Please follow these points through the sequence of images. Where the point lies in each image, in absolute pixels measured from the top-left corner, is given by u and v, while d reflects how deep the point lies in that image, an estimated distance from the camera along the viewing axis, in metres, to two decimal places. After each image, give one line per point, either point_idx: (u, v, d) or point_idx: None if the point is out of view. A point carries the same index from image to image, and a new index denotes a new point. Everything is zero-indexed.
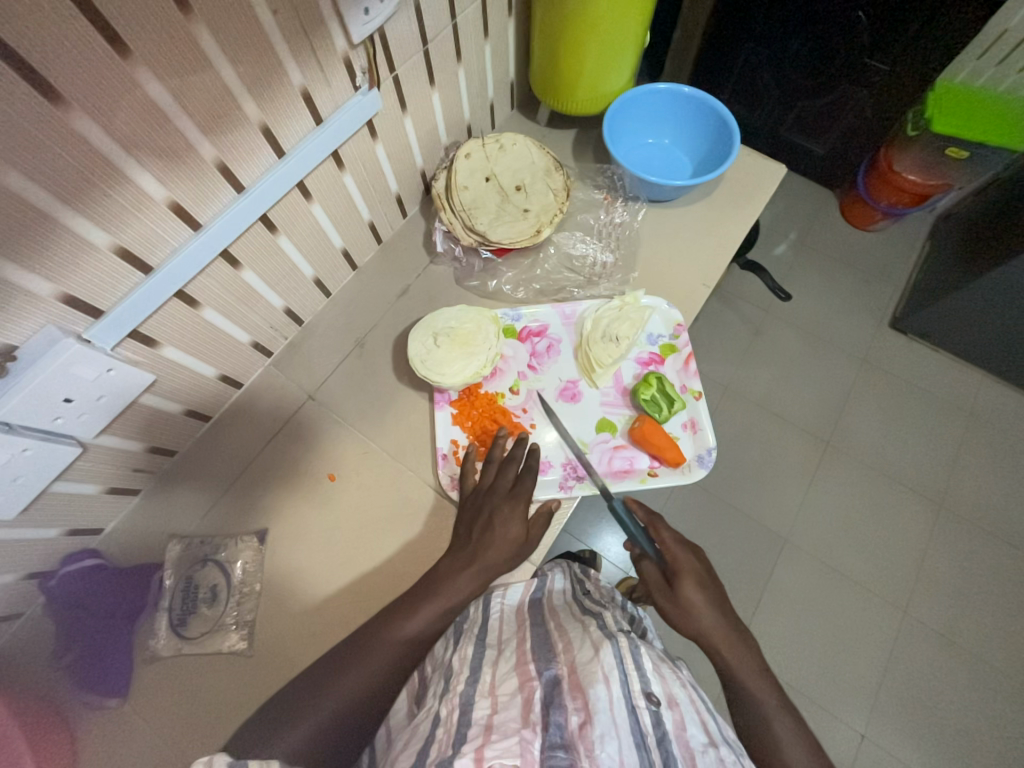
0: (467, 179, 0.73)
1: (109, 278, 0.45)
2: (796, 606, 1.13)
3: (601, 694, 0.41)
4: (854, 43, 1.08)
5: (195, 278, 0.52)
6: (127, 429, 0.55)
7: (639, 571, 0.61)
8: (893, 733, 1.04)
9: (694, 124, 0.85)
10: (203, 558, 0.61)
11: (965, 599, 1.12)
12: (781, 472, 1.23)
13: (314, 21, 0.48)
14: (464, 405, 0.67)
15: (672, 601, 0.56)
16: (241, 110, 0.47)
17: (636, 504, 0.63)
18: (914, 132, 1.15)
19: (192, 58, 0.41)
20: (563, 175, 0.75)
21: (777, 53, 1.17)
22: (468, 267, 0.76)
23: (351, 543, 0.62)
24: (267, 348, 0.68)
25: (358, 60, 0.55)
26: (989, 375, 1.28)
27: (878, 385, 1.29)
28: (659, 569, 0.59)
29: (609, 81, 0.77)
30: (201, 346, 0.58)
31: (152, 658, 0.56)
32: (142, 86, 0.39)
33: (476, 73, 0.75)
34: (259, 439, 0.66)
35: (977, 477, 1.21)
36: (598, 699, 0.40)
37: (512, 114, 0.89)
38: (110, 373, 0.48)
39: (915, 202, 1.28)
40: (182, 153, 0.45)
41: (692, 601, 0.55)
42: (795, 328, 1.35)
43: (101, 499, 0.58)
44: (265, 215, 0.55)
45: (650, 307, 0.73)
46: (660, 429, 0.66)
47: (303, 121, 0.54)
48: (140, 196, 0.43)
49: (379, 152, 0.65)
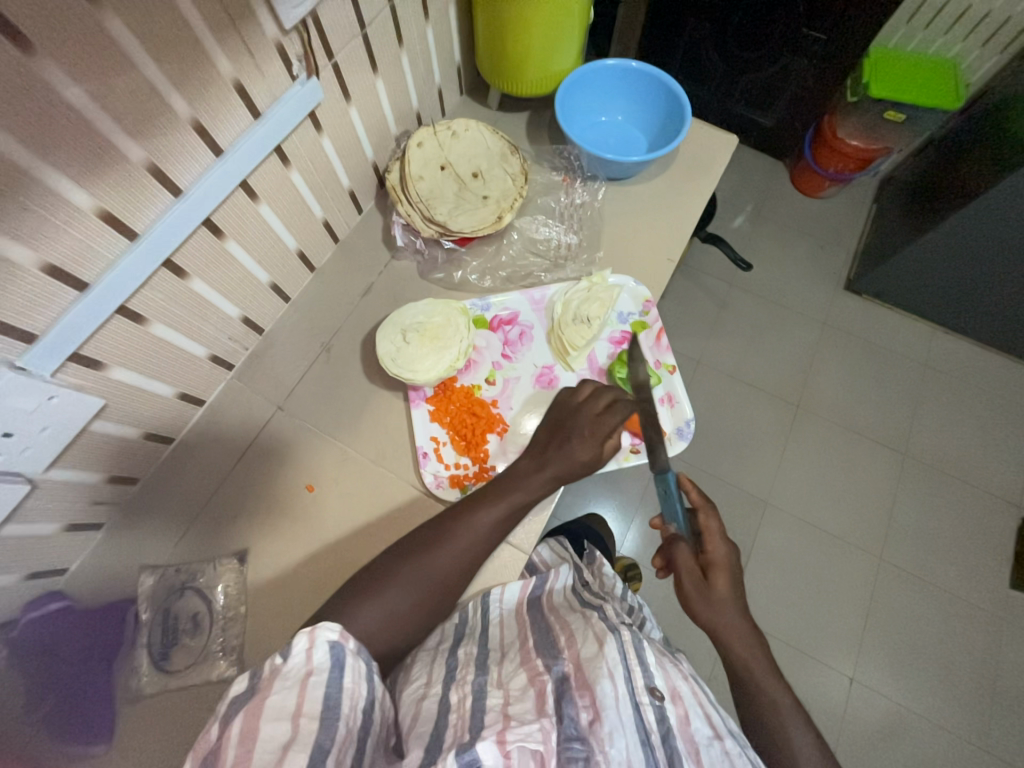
0: (422, 169, 0.71)
1: (40, 299, 0.41)
2: (781, 565, 1.17)
3: (608, 689, 0.43)
4: (791, 12, 1.10)
5: (137, 292, 0.48)
6: (81, 460, 0.52)
7: (670, 550, 0.60)
8: (877, 672, 1.10)
9: (645, 99, 0.85)
10: (180, 587, 0.58)
11: (932, 539, 1.19)
12: (756, 437, 1.26)
13: (239, 5, 0.45)
14: (441, 400, 0.66)
15: (703, 594, 0.56)
16: (169, 107, 0.44)
17: (690, 485, 0.62)
18: (854, 98, 1.21)
19: (106, 49, 0.38)
20: (520, 158, 0.74)
21: (720, 25, 1.18)
22: (432, 259, 0.74)
23: (337, 553, 0.60)
24: (227, 361, 0.65)
25: (292, 48, 0.52)
26: (938, 326, 1.35)
27: (840, 346, 1.34)
28: (693, 555, 0.59)
29: (558, 59, 0.76)
30: (153, 364, 0.54)
31: (137, 697, 0.53)
32: (51, 83, 0.36)
33: (421, 57, 0.72)
34: (228, 457, 0.63)
35: (935, 423, 1.28)
36: (605, 695, 0.42)
37: (462, 99, 0.87)
38: (53, 401, 0.45)
39: (859, 167, 1.32)
40: (107, 156, 0.41)
41: (723, 596, 0.56)
42: (759, 297, 1.39)
43: (61, 538, 0.54)
44: (208, 219, 0.52)
45: (618, 286, 0.72)
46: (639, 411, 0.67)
47: (240, 116, 0.50)
48: (63, 207, 0.40)
49: (325, 145, 0.62)
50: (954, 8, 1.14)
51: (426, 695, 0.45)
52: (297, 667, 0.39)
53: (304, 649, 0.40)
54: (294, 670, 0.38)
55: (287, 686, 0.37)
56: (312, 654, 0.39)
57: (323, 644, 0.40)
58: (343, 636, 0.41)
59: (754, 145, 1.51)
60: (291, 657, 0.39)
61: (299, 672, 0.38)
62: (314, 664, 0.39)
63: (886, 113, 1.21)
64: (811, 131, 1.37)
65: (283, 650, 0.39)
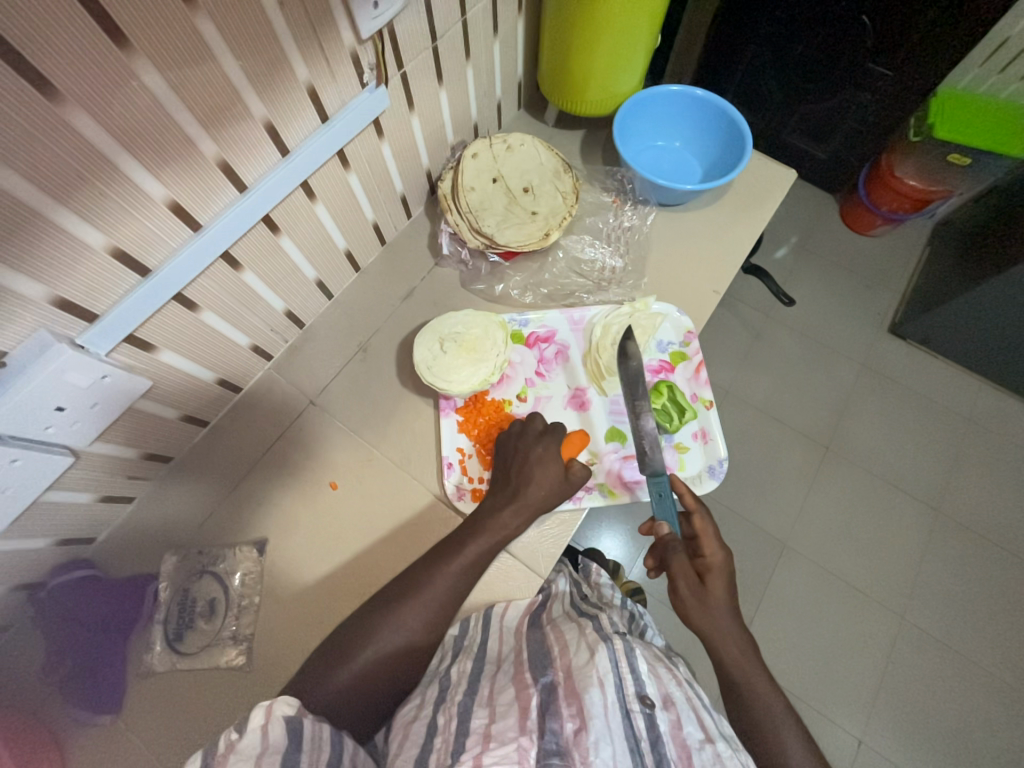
0: (473, 180, 0.71)
1: (105, 281, 0.43)
2: (795, 613, 1.12)
3: (596, 699, 0.41)
4: (858, 49, 1.07)
5: (194, 281, 0.50)
6: (122, 437, 0.53)
7: (668, 559, 0.57)
8: (890, 740, 1.04)
9: (704, 128, 0.84)
10: (200, 570, 0.59)
11: (961, 605, 1.12)
12: (781, 477, 1.22)
13: (322, 15, 0.46)
14: (470, 412, 0.66)
15: (701, 601, 0.54)
16: (244, 106, 0.45)
17: (682, 486, 0.59)
18: (916, 138, 1.19)
19: (195, 50, 0.39)
20: (572, 177, 0.73)
21: (782, 56, 1.16)
22: (475, 270, 0.75)
23: (353, 554, 0.60)
24: (267, 351, 0.66)
25: (365, 57, 0.53)
26: (987, 382, 1.29)
27: (878, 391, 1.29)
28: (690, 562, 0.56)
29: (621, 82, 0.76)
30: (200, 350, 0.56)
31: (147, 673, 0.54)
32: (142, 79, 0.37)
33: (485, 71, 0.73)
34: (258, 447, 0.65)
35: (974, 482, 1.21)
36: (593, 705, 0.40)
37: (518, 113, 0.88)
38: (105, 380, 0.46)
39: (916, 207, 1.29)
40: (183, 150, 0.43)
41: (721, 600, 0.54)
42: (796, 332, 1.35)
43: (94, 508, 0.56)
44: (267, 215, 0.53)
45: (660, 314, 0.71)
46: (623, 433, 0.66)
47: (308, 119, 0.52)
48: (137, 195, 0.41)
49: (385, 151, 0.63)
50: None
51: (417, 717, 0.45)
52: (251, 747, 0.37)
53: (259, 725, 0.38)
54: (250, 747, 0.37)
55: (241, 762, 0.36)
56: (267, 729, 0.38)
57: (279, 718, 0.39)
58: (300, 709, 0.40)
59: (806, 178, 1.47)
60: (248, 732, 0.38)
61: (254, 749, 0.36)
62: (270, 739, 0.37)
63: (949, 155, 1.18)
64: (868, 168, 1.33)
65: (239, 724, 0.38)
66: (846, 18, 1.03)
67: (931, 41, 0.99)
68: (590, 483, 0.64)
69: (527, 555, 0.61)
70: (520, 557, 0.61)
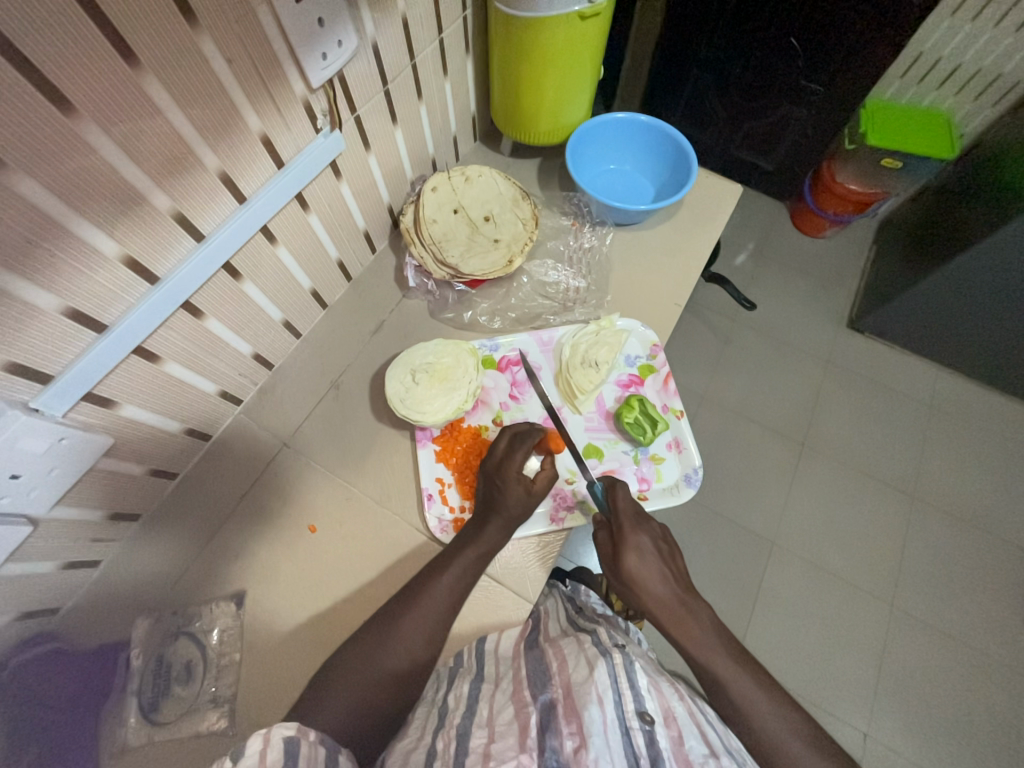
0: (435, 213, 0.73)
1: (59, 341, 0.42)
2: (788, 609, 1.13)
3: (595, 716, 0.40)
4: (790, 68, 1.15)
5: (154, 333, 0.49)
6: (86, 497, 0.51)
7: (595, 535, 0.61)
8: (894, 728, 1.05)
9: (652, 150, 0.88)
10: (175, 632, 0.56)
11: (944, 585, 1.16)
12: (762, 475, 1.25)
13: (270, 68, 0.48)
14: (447, 441, 0.66)
15: (616, 571, 0.58)
16: (198, 158, 0.45)
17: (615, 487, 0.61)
18: (852, 145, 1.28)
19: (142, 107, 0.39)
20: (530, 204, 0.76)
21: (721, 77, 1.23)
22: (443, 300, 0.76)
23: (337, 595, 0.59)
24: (236, 396, 0.65)
25: (318, 104, 0.54)
26: (942, 367, 1.36)
27: (843, 384, 1.34)
28: (609, 538, 0.59)
29: (570, 112, 0.80)
30: (165, 402, 0.55)
31: (121, 750, 0.50)
32: (88, 139, 0.37)
33: (439, 108, 0.75)
34: (232, 496, 0.63)
35: (942, 464, 1.26)
36: (593, 722, 0.40)
37: (475, 145, 0.91)
38: (64, 441, 0.45)
39: (858, 210, 1.35)
40: (135, 205, 0.43)
41: (638, 572, 0.56)
42: (761, 334, 1.40)
43: (57, 577, 0.53)
44: (227, 262, 0.53)
45: (626, 329, 0.73)
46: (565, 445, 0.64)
47: (264, 167, 0.52)
48: (90, 254, 0.41)
49: (344, 190, 0.65)
50: (944, 66, 1.20)
51: (415, 748, 0.43)
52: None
53: (256, 752, 0.36)
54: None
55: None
56: (265, 755, 0.36)
57: (278, 741, 0.37)
58: (300, 730, 0.39)
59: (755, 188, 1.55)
60: (244, 759, 0.36)
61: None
62: (267, 764, 0.36)
63: (883, 160, 1.27)
64: (810, 177, 1.41)
65: (234, 750, 0.36)
66: (775, 41, 1.11)
67: (852, 59, 1.08)
68: (572, 502, 0.65)
69: (515, 581, 0.60)
70: (507, 584, 0.60)
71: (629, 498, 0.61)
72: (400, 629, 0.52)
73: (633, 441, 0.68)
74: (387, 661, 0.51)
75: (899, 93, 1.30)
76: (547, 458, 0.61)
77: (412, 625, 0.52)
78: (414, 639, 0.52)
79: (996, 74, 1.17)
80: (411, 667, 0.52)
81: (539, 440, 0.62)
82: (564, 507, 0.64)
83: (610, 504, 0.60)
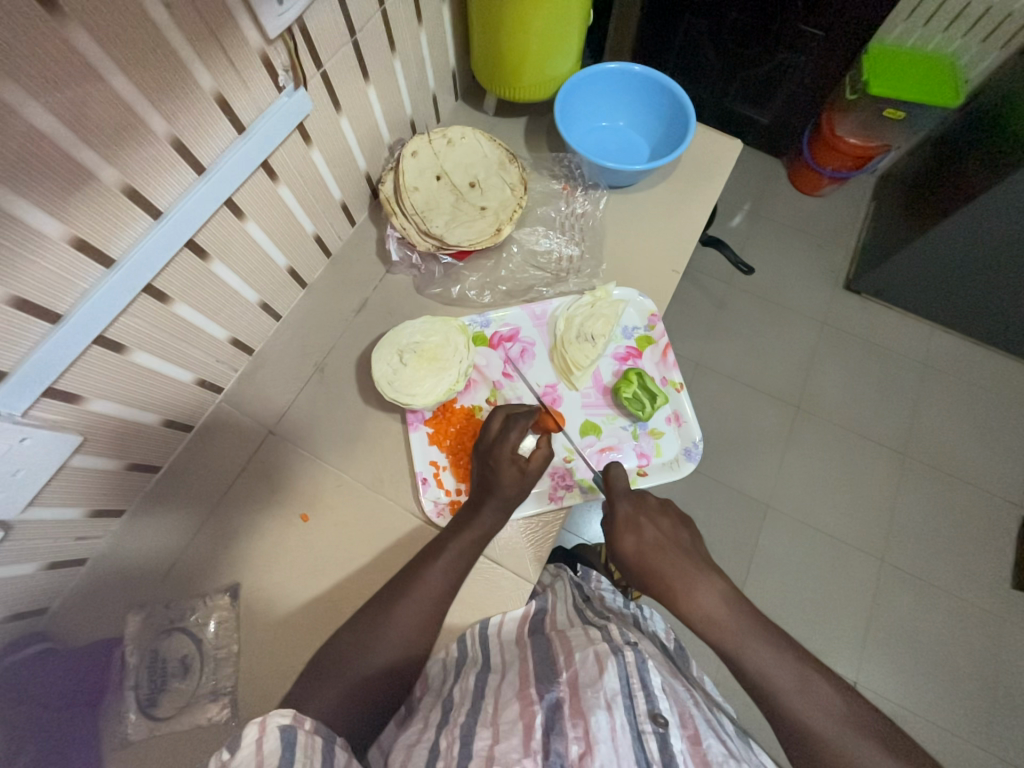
0: (416, 180, 0.68)
1: (8, 334, 0.38)
2: (783, 570, 1.15)
3: (602, 721, 0.39)
4: (790, 10, 1.07)
5: (115, 321, 0.46)
6: (60, 497, 0.49)
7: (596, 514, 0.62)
8: (883, 676, 1.09)
9: (647, 104, 0.82)
10: (168, 627, 0.55)
11: (935, 542, 1.18)
12: (757, 441, 1.25)
13: (219, 15, 0.42)
14: (440, 423, 0.64)
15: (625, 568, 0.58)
16: (145, 125, 0.41)
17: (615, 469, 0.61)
18: (853, 95, 1.20)
19: (74, 67, 0.35)
20: (518, 166, 0.71)
21: (716, 23, 1.15)
22: (429, 274, 0.72)
23: (333, 583, 0.58)
24: (216, 384, 0.62)
25: (278, 58, 0.49)
26: (938, 326, 1.34)
27: (840, 347, 1.32)
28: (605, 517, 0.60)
29: (557, 64, 0.74)
30: (137, 393, 0.52)
31: (123, 744, 0.50)
32: (14, 107, 0.33)
33: (414, 62, 0.69)
34: (218, 486, 0.61)
35: (937, 423, 1.27)
36: (599, 728, 0.39)
37: (456, 104, 0.84)
38: (24, 441, 0.42)
39: (858, 165, 1.30)
40: (78, 180, 0.38)
41: (636, 549, 0.58)
42: (758, 298, 1.37)
43: (39, 579, 0.51)
44: (191, 241, 0.49)
45: (623, 300, 0.70)
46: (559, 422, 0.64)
47: (223, 132, 0.47)
48: (31, 237, 0.37)
49: (316, 157, 0.59)
50: (953, 6, 1.12)
51: (418, 740, 0.43)
52: (244, 763, 0.35)
53: (253, 740, 0.36)
54: (243, 765, 0.34)
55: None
56: (262, 743, 0.36)
57: (274, 730, 0.36)
58: (296, 718, 0.38)
59: (752, 145, 1.48)
60: (240, 750, 0.35)
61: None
62: (264, 753, 0.35)
63: (886, 110, 1.19)
64: (809, 130, 1.34)
65: (230, 743, 0.35)
66: None
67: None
68: (570, 481, 0.63)
69: (515, 561, 0.59)
70: (507, 565, 0.59)
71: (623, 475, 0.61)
72: (400, 618, 0.51)
73: (632, 416, 0.66)
74: (390, 649, 0.51)
75: (905, 35, 1.21)
76: (542, 437, 0.60)
77: (411, 613, 0.52)
78: (414, 627, 0.52)
79: (1008, 12, 1.09)
80: (412, 654, 0.51)
81: (537, 418, 0.60)
82: (562, 486, 0.63)
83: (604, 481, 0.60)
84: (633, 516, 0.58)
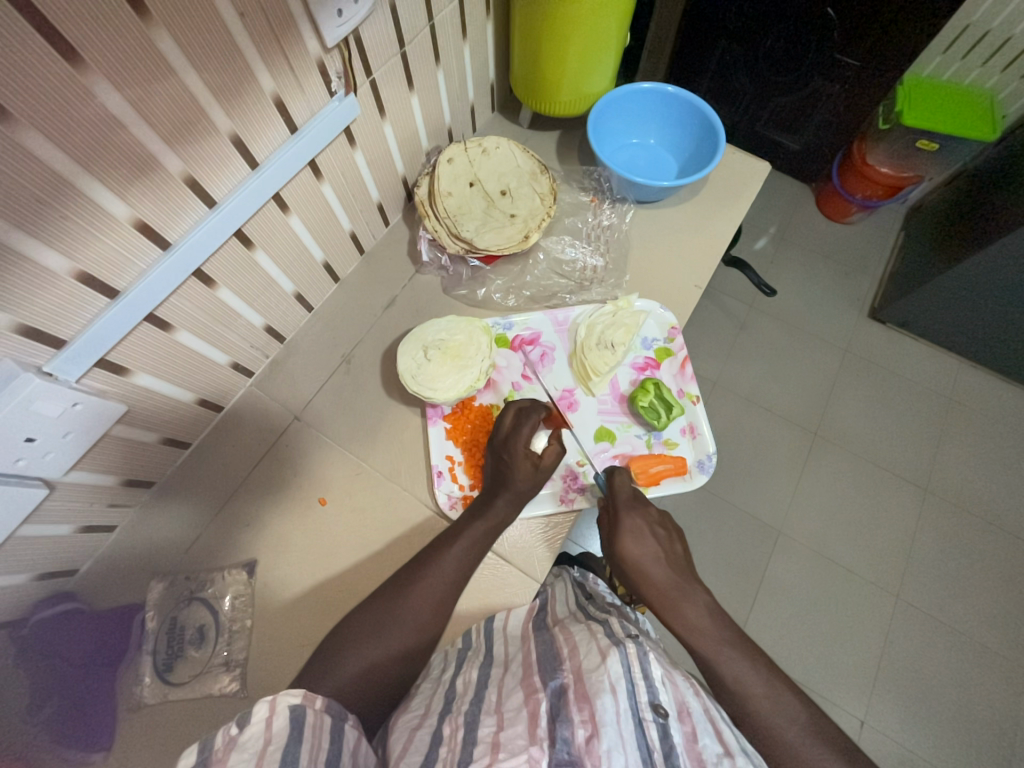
0: (450, 185, 0.71)
1: (70, 305, 0.42)
2: (792, 599, 1.13)
3: (608, 705, 0.40)
4: (826, 39, 1.08)
5: (165, 301, 0.49)
6: (99, 463, 0.52)
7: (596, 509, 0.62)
8: (892, 718, 1.05)
9: (678, 123, 0.84)
10: (188, 596, 0.57)
11: (954, 581, 1.14)
12: (772, 464, 1.23)
13: (284, 23, 0.45)
14: (458, 419, 0.65)
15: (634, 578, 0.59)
16: (210, 120, 0.44)
17: (622, 480, 0.61)
18: (886, 126, 1.20)
19: (154, 64, 0.38)
20: (549, 178, 0.73)
21: (751, 51, 1.17)
22: (456, 275, 0.74)
23: (345, 569, 0.59)
24: (248, 369, 0.65)
25: (332, 65, 0.52)
26: (966, 361, 1.31)
27: (861, 375, 1.31)
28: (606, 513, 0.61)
29: (591, 82, 0.76)
30: (174, 370, 0.54)
31: (137, 707, 0.52)
32: (98, 96, 0.36)
33: (456, 74, 0.72)
34: (243, 465, 0.63)
35: (960, 459, 1.24)
36: (605, 711, 0.39)
37: (492, 116, 0.88)
38: (76, 407, 0.45)
39: (888, 194, 1.30)
40: (147, 167, 0.41)
41: (634, 556, 0.57)
42: (780, 321, 1.36)
43: (75, 539, 0.54)
44: (239, 230, 0.52)
45: (644, 311, 0.72)
46: (654, 459, 0.65)
47: (277, 131, 0.51)
48: (100, 216, 0.40)
49: (358, 159, 0.63)
50: (992, 39, 1.12)
51: (420, 726, 0.44)
52: (255, 738, 0.36)
53: (263, 718, 0.37)
54: (252, 740, 0.35)
55: (243, 759, 0.34)
56: (271, 723, 0.37)
57: (284, 709, 0.38)
58: (306, 698, 0.39)
59: (780, 169, 1.48)
60: (250, 726, 0.36)
61: (256, 743, 0.35)
62: (273, 732, 0.36)
63: (918, 142, 1.19)
64: (840, 157, 1.35)
65: (240, 718, 0.36)
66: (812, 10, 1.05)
67: (896, 30, 1.01)
68: (581, 483, 0.64)
69: (523, 560, 0.61)
70: (514, 562, 0.61)
71: (627, 482, 0.62)
72: (410, 604, 0.53)
73: (647, 425, 0.67)
74: (398, 636, 0.52)
75: (940, 69, 1.22)
76: (554, 434, 0.62)
77: (419, 600, 0.53)
78: (420, 616, 0.53)
79: None
80: (417, 641, 0.52)
81: (546, 414, 0.63)
82: (574, 488, 0.64)
83: (608, 488, 0.61)
84: (639, 526, 0.58)
